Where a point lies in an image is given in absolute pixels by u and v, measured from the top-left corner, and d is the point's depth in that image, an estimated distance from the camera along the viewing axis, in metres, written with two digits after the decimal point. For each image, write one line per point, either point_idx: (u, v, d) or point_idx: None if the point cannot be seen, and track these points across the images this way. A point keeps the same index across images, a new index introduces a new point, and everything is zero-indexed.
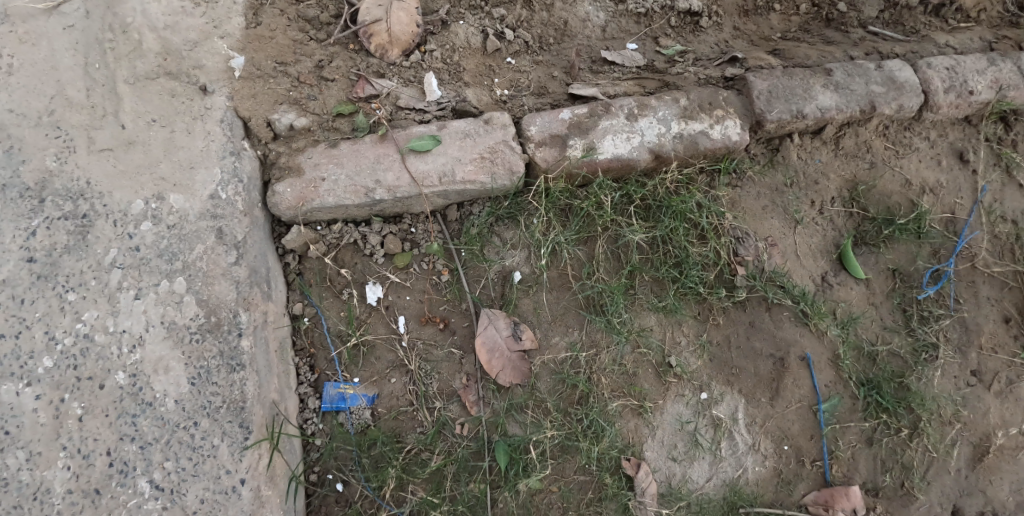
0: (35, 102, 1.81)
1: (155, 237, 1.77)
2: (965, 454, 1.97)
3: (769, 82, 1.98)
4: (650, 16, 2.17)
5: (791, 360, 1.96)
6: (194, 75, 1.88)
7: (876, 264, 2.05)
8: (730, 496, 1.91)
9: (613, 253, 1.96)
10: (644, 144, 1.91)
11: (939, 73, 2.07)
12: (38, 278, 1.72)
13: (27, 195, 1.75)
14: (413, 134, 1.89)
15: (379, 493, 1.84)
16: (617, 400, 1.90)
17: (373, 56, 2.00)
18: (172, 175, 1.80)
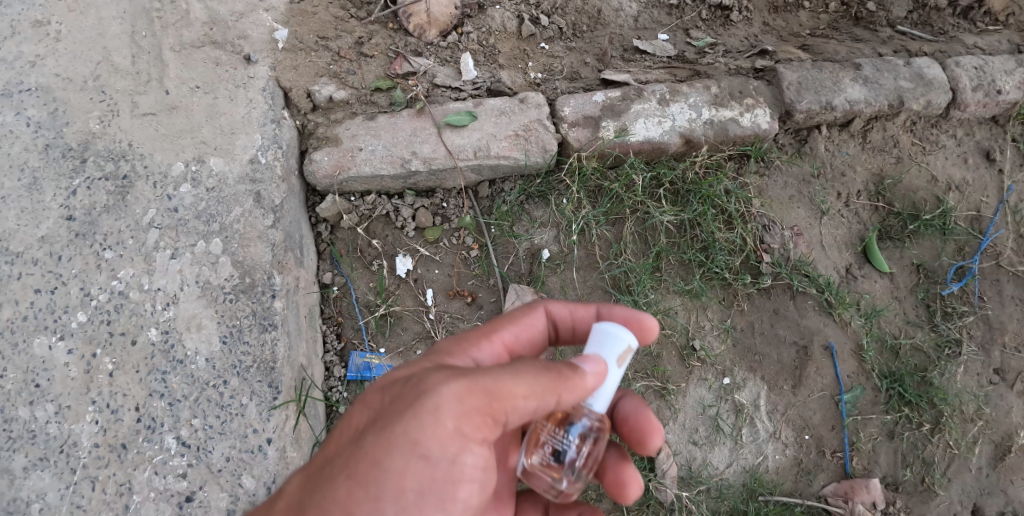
0: (81, 67, 1.86)
1: (194, 199, 1.80)
2: (986, 452, 1.96)
3: (798, 74, 2.02)
4: (681, 8, 2.22)
5: (815, 348, 1.97)
6: (238, 45, 1.94)
7: (901, 258, 2.06)
8: (749, 483, 1.90)
9: (640, 235, 1.99)
10: (675, 129, 1.94)
11: (968, 72, 2.10)
12: (76, 236, 1.75)
13: (70, 155, 1.80)
14: (449, 110, 1.93)
15: None
16: (640, 380, 1.93)
17: (411, 36, 2.05)
18: (213, 139, 1.85)
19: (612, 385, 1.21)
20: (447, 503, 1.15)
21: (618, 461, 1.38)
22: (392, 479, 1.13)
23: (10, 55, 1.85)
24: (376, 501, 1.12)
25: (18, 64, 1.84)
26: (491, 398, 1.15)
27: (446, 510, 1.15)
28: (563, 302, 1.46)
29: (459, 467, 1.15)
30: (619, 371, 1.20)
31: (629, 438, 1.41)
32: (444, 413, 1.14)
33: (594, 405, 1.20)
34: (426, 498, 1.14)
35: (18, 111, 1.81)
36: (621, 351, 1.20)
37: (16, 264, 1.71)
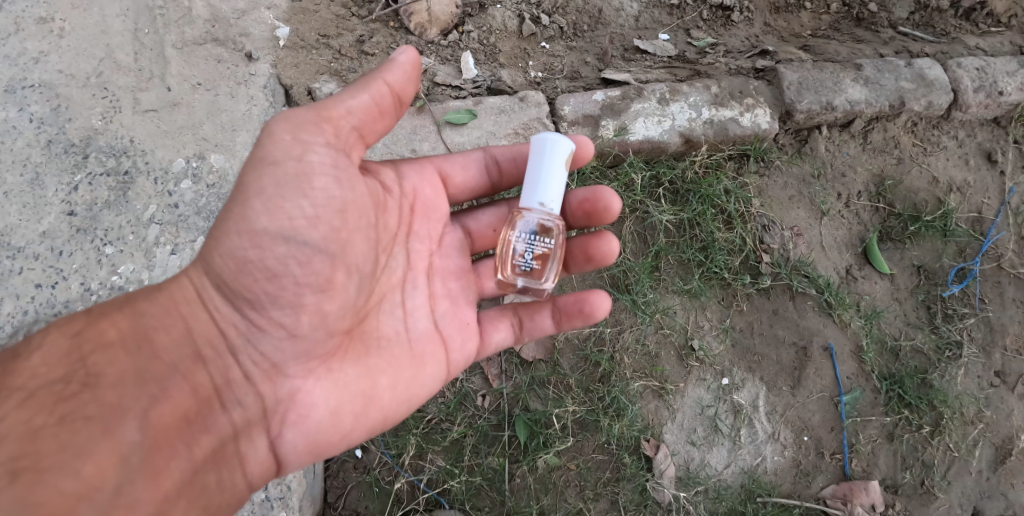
0: (84, 64, 1.87)
1: (195, 195, 1.81)
2: (987, 455, 1.95)
3: (799, 74, 2.02)
4: (682, 9, 2.22)
5: (814, 349, 1.96)
6: (240, 43, 1.96)
7: (901, 259, 2.05)
8: (747, 484, 1.89)
9: (639, 234, 1.99)
10: (674, 128, 1.95)
11: (969, 73, 2.10)
12: (77, 231, 1.76)
13: (72, 150, 1.81)
14: (449, 108, 1.94)
15: (398, 461, 1.84)
16: (639, 380, 1.91)
17: (412, 34, 2.06)
18: (214, 135, 1.86)
19: (556, 184, 1.35)
20: (304, 190, 1.24)
21: (582, 240, 1.58)
22: (257, 197, 1.23)
23: (14, 51, 1.86)
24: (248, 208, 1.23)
25: (21, 61, 1.86)
26: (323, 113, 1.26)
27: (290, 221, 1.24)
28: (504, 146, 1.61)
29: (304, 162, 1.24)
30: (559, 175, 1.35)
31: (592, 215, 1.57)
32: (278, 133, 1.24)
33: (544, 202, 1.35)
34: (281, 190, 1.23)
35: (21, 107, 1.82)
36: (559, 156, 1.33)
37: (17, 259, 1.72)
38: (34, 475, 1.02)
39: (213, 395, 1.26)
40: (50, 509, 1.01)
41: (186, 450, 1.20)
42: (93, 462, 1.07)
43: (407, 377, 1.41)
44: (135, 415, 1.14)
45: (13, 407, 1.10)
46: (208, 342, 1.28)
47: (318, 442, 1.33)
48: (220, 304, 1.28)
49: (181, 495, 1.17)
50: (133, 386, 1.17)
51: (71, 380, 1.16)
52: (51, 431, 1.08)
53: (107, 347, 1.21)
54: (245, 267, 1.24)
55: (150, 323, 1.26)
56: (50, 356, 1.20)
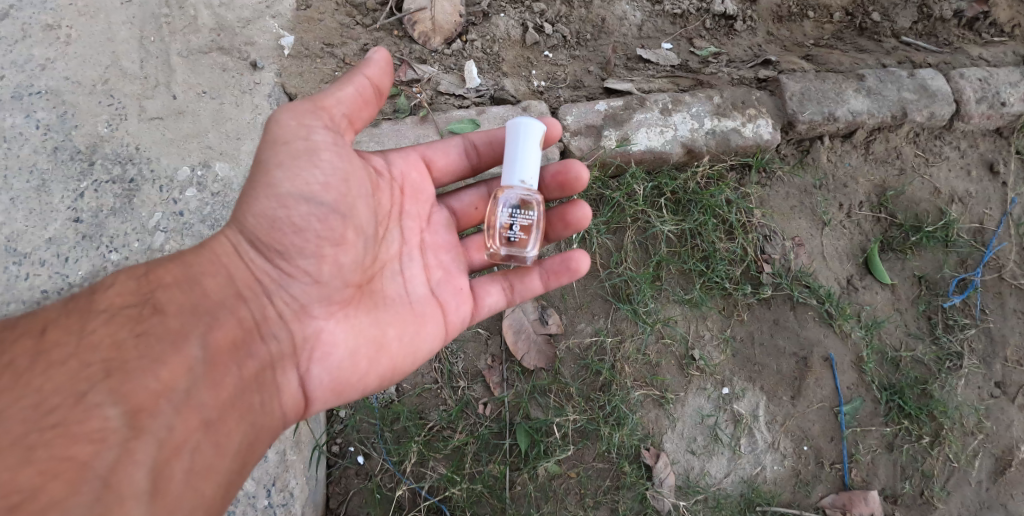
0: (90, 71, 1.89)
1: (199, 203, 1.83)
2: (986, 466, 1.95)
3: (802, 85, 2.03)
4: (685, 18, 2.23)
5: (814, 359, 1.97)
6: (245, 51, 1.97)
7: (902, 269, 2.06)
8: (746, 493, 1.90)
9: (641, 244, 2.00)
10: (677, 138, 1.96)
11: (972, 83, 2.10)
12: (83, 238, 1.77)
13: (78, 157, 1.82)
14: (452, 117, 1.95)
15: (399, 468, 1.85)
16: (639, 389, 1.92)
17: (416, 43, 2.07)
18: (219, 144, 1.87)
19: (532, 162, 1.43)
20: (315, 161, 1.33)
21: (559, 209, 1.62)
22: (276, 168, 1.31)
23: (22, 59, 1.88)
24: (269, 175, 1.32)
25: (28, 67, 1.88)
26: (321, 102, 1.35)
27: (308, 186, 1.32)
28: (482, 133, 1.66)
29: (313, 142, 1.33)
30: (534, 156, 1.43)
31: (566, 185, 1.62)
32: (284, 119, 1.32)
33: (524, 180, 1.42)
34: (298, 163, 1.32)
35: (28, 113, 1.84)
36: (533, 137, 1.41)
37: (24, 265, 1.73)
38: (121, 376, 1.16)
39: (256, 328, 1.33)
40: (138, 402, 1.15)
41: (241, 367, 1.29)
42: (165, 369, 1.19)
43: (411, 333, 1.47)
44: (196, 336, 1.26)
45: (100, 324, 1.23)
46: (248, 284, 1.35)
47: (344, 378, 1.39)
48: (256, 253, 1.35)
49: (238, 408, 1.26)
50: (191, 314, 1.27)
51: (143, 305, 1.26)
52: (131, 343, 1.20)
53: (168, 284, 1.30)
54: (272, 222, 1.33)
55: (200, 266, 1.33)
56: (122, 286, 1.29)
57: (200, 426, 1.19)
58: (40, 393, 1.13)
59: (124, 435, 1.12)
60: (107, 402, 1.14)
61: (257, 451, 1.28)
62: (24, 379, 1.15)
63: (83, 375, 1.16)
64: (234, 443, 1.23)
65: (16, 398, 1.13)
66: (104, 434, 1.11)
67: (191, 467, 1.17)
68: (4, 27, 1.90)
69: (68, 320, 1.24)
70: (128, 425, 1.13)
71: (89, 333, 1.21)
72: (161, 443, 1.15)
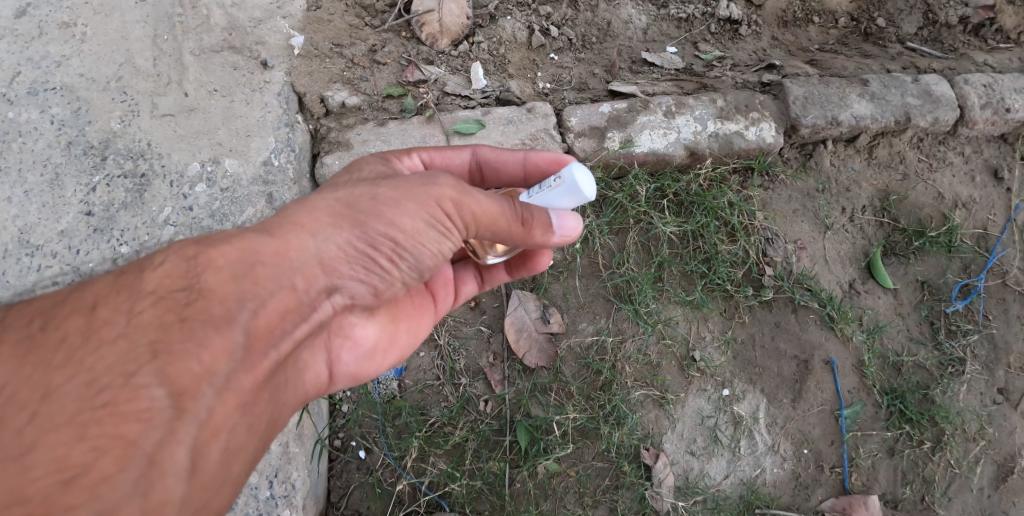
0: (105, 68, 1.93)
1: (208, 198, 1.86)
2: (988, 472, 1.95)
3: (805, 89, 2.04)
4: (690, 22, 2.25)
5: (815, 362, 1.97)
6: (256, 50, 2.01)
7: (905, 274, 2.06)
8: (746, 495, 1.90)
9: (643, 245, 2.02)
10: (679, 140, 1.98)
11: (976, 89, 2.11)
12: (94, 231, 1.81)
13: (91, 152, 1.86)
14: (458, 118, 1.98)
15: (400, 463, 1.87)
16: (640, 389, 1.93)
17: (423, 45, 2.10)
18: (229, 140, 1.91)
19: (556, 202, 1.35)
20: (444, 236, 1.30)
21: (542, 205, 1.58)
22: (405, 216, 1.26)
23: (38, 55, 1.93)
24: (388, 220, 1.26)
25: (44, 64, 1.92)
26: (469, 211, 1.29)
27: (424, 246, 1.29)
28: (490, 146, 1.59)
29: (448, 234, 1.30)
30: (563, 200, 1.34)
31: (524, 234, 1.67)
32: (442, 194, 1.28)
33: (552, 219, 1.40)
34: (430, 228, 1.28)
35: (43, 109, 1.89)
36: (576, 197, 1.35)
37: (36, 256, 1.77)
38: (169, 357, 1.09)
39: (301, 314, 1.24)
40: (183, 385, 1.08)
41: (280, 350, 1.21)
42: (210, 352, 1.11)
43: (419, 321, 1.60)
44: (244, 322, 1.15)
45: (147, 303, 1.13)
46: (307, 273, 1.23)
47: (365, 368, 1.51)
48: (332, 253, 1.24)
49: (271, 390, 1.22)
50: (240, 298, 1.16)
51: (190, 288, 1.14)
52: (177, 328, 1.11)
53: (219, 266, 1.17)
54: (374, 249, 1.26)
55: (260, 251, 1.20)
56: (171, 263, 1.17)
57: (237, 409, 1.15)
58: (88, 372, 1.07)
59: (170, 417, 1.07)
60: (154, 383, 1.07)
61: (280, 426, 1.28)
62: (71, 359, 1.08)
63: (130, 354, 1.08)
64: (263, 423, 1.21)
65: (63, 377, 1.07)
66: (150, 414, 1.06)
67: (226, 448, 1.14)
68: (21, 25, 1.95)
69: (114, 295, 1.15)
70: (173, 407, 1.07)
71: (137, 310, 1.12)
72: (202, 424, 1.10)
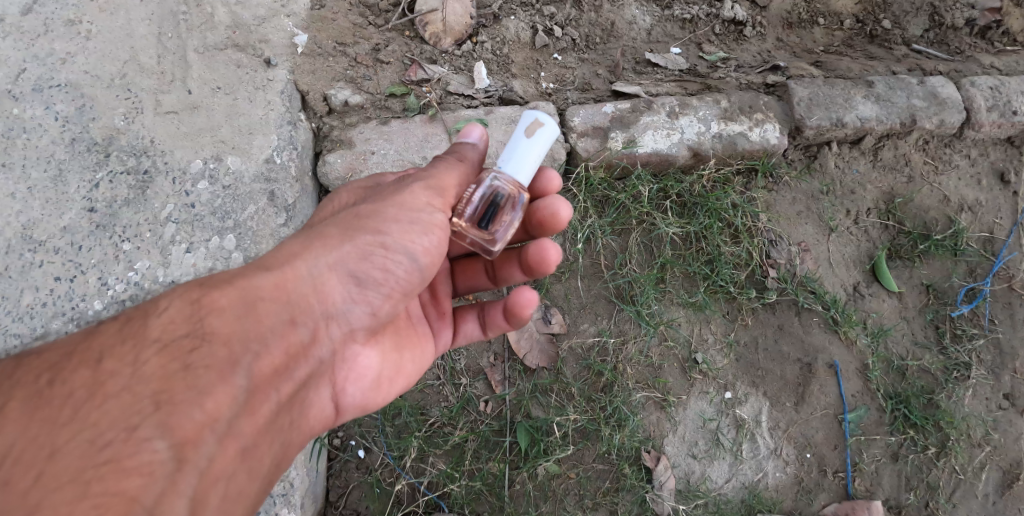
0: (109, 65, 1.94)
1: (211, 196, 1.86)
2: (994, 479, 1.92)
3: (810, 90, 2.03)
4: (695, 23, 2.24)
5: (818, 366, 1.95)
6: (259, 48, 2.01)
7: (910, 278, 2.04)
8: (748, 499, 1.88)
9: (646, 246, 2.01)
10: (683, 141, 1.97)
11: (983, 92, 2.09)
12: (97, 227, 1.81)
13: (94, 149, 1.87)
14: (461, 117, 1.98)
15: (399, 463, 1.86)
16: (641, 391, 1.91)
17: (427, 44, 2.10)
18: (231, 138, 1.91)
19: (531, 158, 1.34)
20: (430, 228, 1.32)
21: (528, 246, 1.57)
22: (390, 221, 1.31)
23: (43, 52, 1.94)
24: (379, 231, 1.30)
25: (49, 61, 1.93)
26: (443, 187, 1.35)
27: (414, 245, 1.31)
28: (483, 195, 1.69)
29: (435, 224, 1.33)
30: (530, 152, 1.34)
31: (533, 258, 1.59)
32: (416, 190, 1.33)
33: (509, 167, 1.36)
34: (416, 227, 1.31)
35: (47, 105, 1.89)
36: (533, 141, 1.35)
37: (38, 252, 1.78)
38: (171, 407, 1.11)
39: (301, 352, 1.29)
40: (185, 434, 1.10)
41: (282, 389, 1.26)
42: (212, 398, 1.15)
43: (421, 355, 1.59)
44: (245, 364, 1.20)
45: (152, 351, 1.15)
46: (306, 308, 1.28)
47: (372, 398, 1.48)
48: (328, 278, 1.29)
49: (272, 430, 1.25)
50: (241, 340, 1.20)
51: (193, 334, 1.18)
52: (180, 375, 1.13)
53: (221, 307, 1.21)
54: (367, 262, 1.29)
55: (258, 289, 1.24)
56: (175, 308, 1.21)
57: (238, 455, 1.18)
58: (92, 428, 1.07)
59: (173, 468, 1.08)
60: (156, 435, 1.08)
61: (283, 466, 1.31)
62: (76, 415, 1.08)
63: (134, 407, 1.10)
64: (265, 467, 1.24)
65: (66, 435, 1.06)
66: (153, 467, 1.07)
67: (226, 494, 1.16)
68: (27, 22, 1.96)
69: (119, 345, 1.16)
70: (176, 458, 1.09)
71: (141, 362, 1.14)
72: (203, 473, 1.12)
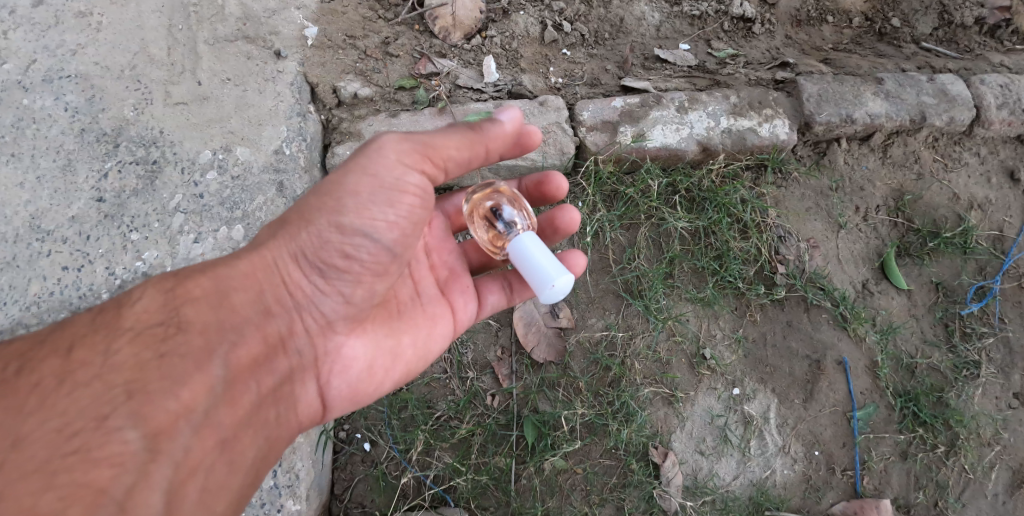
0: (119, 57, 1.94)
1: (219, 187, 1.86)
2: (1003, 478, 1.91)
3: (819, 87, 2.03)
4: (703, 19, 2.24)
5: (827, 363, 1.94)
6: (270, 41, 2.01)
7: (919, 275, 2.03)
8: (756, 496, 1.86)
9: (654, 241, 2.01)
10: (693, 136, 1.97)
11: (992, 90, 2.09)
12: (105, 217, 1.81)
13: (103, 139, 1.87)
14: (470, 110, 1.98)
15: (405, 456, 1.84)
16: (649, 386, 1.90)
17: (436, 38, 2.11)
18: (240, 129, 1.91)
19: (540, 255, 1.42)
20: (394, 200, 1.27)
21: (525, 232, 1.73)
22: (349, 196, 1.26)
23: (53, 43, 1.94)
24: (337, 212, 1.27)
25: (60, 52, 1.93)
26: (423, 145, 1.29)
27: (374, 220, 1.27)
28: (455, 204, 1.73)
29: (402, 189, 1.28)
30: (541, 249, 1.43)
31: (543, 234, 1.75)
32: (386, 151, 1.27)
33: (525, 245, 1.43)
34: (375, 198, 1.26)
35: (57, 96, 1.89)
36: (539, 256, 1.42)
37: (46, 241, 1.78)
38: (142, 398, 1.16)
39: (279, 343, 1.34)
40: (157, 424, 1.15)
41: (261, 381, 1.31)
42: (187, 389, 1.20)
43: (424, 337, 1.51)
44: (220, 355, 1.25)
45: (125, 341, 1.21)
46: (279, 300, 1.33)
47: (363, 389, 1.44)
48: (296, 271, 1.32)
49: (252, 423, 1.28)
50: (215, 331, 1.26)
51: (166, 322, 1.24)
52: (153, 364, 1.19)
53: (195, 298, 1.28)
54: (327, 248, 1.29)
55: (230, 280, 1.31)
56: (150, 298, 1.28)
57: (215, 446, 1.22)
58: (62, 417, 1.13)
59: (143, 460, 1.13)
60: (126, 425, 1.13)
61: (269, 460, 1.32)
62: (44, 403, 1.14)
63: (105, 396, 1.15)
64: (246, 460, 1.27)
65: (37, 422, 1.12)
66: (124, 458, 1.12)
67: (204, 487, 1.20)
68: (38, 14, 1.96)
69: (92, 335, 1.23)
70: (147, 449, 1.14)
71: (113, 352, 1.20)
72: (177, 464, 1.16)
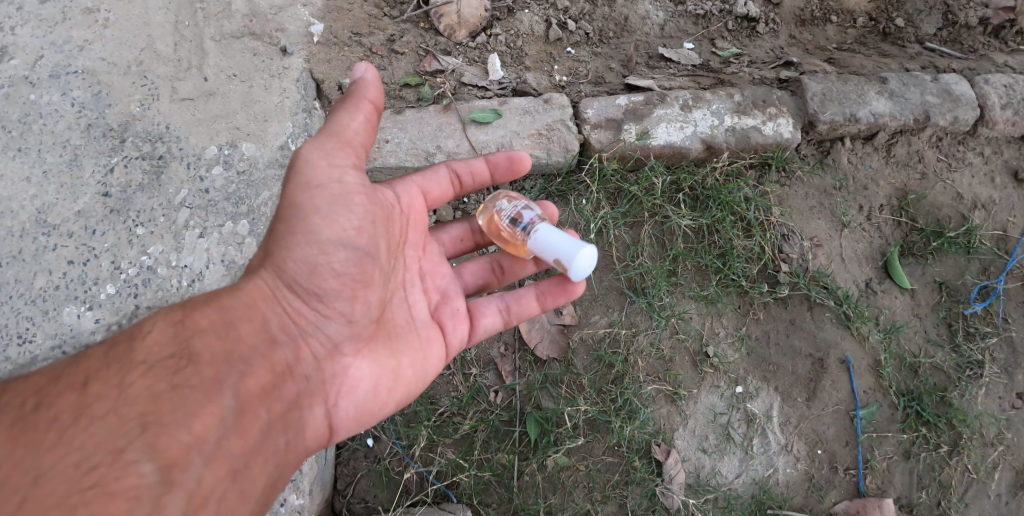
0: (126, 53, 1.95)
1: (225, 182, 1.86)
2: (1006, 479, 1.91)
3: (824, 85, 2.04)
4: (708, 19, 2.25)
5: (830, 361, 1.94)
6: (276, 37, 2.02)
7: (923, 275, 2.03)
8: (758, 494, 1.87)
9: (658, 239, 2.01)
10: (697, 134, 1.98)
11: (997, 89, 2.09)
12: (111, 212, 1.82)
13: (110, 134, 1.88)
14: (475, 107, 1.98)
15: (408, 452, 1.85)
16: (651, 383, 1.91)
17: (441, 36, 2.12)
18: (246, 125, 1.92)
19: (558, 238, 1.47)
20: (351, 205, 1.36)
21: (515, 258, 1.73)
22: (315, 215, 1.33)
23: (60, 39, 1.95)
24: (312, 230, 1.33)
25: (67, 48, 1.94)
26: (339, 136, 1.36)
27: (343, 229, 1.35)
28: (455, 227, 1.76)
29: (350, 189, 1.36)
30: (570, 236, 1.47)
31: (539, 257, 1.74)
32: (314, 160, 1.34)
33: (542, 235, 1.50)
34: (335, 208, 1.34)
35: (64, 91, 1.90)
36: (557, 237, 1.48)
37: (52, 235, 1.78)
38: (158, 429, 1.12)
39: (287, 371, 1.33)
40: (171, 456, 1.11)
41: (272, 408, 1.27)
42: (200, 419, 1.16)
43: (421, 359, 1.53)
44: (231, 385, 1.22)
45: (138, 373, 1.17)
46: (283, 328, 1.35)
47: (365, 412, 1.45)
48: (290, 296, 1.36)
49: (265, 450, 1.24)
50: (226, 361, 1.24)
51: (179, 354, 1.21)
52: (167, 395, 1.16)
53: (204, 328, 1.26)
54: (312, 268, 1.34)
55: (233, 309, 1.31)
56: (160, 330, 1.25)
57: (228, 475, 1.17)
58: (78, 451, 1.07)
59: (161, 491, 1.08)
60: (143, 457, 1.09)
61: (277, 488, 1.28)
62: (60, 439, 1.08)
63: (120, 429, 1.10)
64: (257, 488, 1.22)
65: (52, 458, 1.06)
66: (139, 491, 1.06)
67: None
68: (45, 9, 1.97)
69: (104, 369, 1.18)
70: (162, 480, 1.09)
71: (128, 384, 1.16)
72: (190, 494, 1.11)
